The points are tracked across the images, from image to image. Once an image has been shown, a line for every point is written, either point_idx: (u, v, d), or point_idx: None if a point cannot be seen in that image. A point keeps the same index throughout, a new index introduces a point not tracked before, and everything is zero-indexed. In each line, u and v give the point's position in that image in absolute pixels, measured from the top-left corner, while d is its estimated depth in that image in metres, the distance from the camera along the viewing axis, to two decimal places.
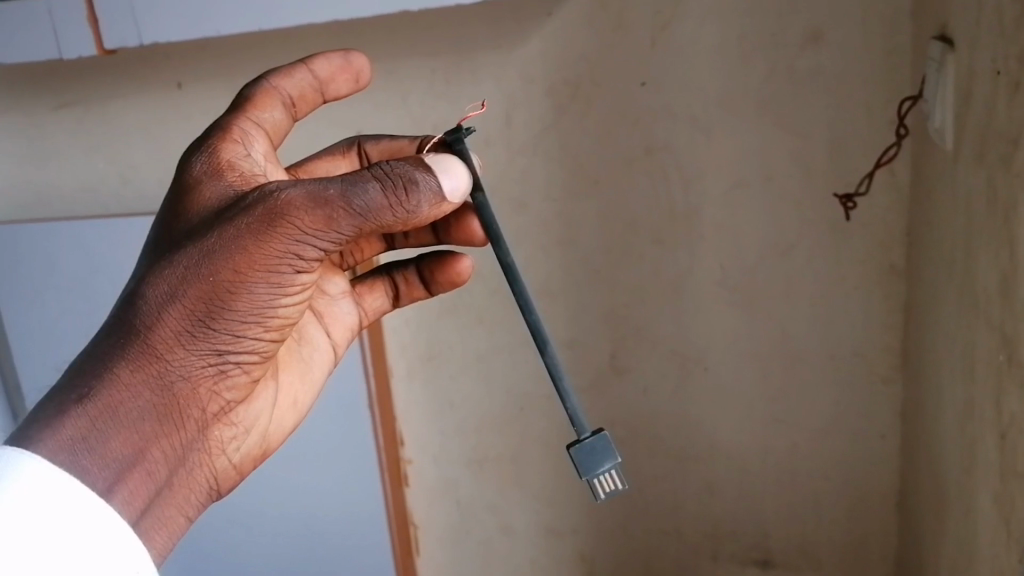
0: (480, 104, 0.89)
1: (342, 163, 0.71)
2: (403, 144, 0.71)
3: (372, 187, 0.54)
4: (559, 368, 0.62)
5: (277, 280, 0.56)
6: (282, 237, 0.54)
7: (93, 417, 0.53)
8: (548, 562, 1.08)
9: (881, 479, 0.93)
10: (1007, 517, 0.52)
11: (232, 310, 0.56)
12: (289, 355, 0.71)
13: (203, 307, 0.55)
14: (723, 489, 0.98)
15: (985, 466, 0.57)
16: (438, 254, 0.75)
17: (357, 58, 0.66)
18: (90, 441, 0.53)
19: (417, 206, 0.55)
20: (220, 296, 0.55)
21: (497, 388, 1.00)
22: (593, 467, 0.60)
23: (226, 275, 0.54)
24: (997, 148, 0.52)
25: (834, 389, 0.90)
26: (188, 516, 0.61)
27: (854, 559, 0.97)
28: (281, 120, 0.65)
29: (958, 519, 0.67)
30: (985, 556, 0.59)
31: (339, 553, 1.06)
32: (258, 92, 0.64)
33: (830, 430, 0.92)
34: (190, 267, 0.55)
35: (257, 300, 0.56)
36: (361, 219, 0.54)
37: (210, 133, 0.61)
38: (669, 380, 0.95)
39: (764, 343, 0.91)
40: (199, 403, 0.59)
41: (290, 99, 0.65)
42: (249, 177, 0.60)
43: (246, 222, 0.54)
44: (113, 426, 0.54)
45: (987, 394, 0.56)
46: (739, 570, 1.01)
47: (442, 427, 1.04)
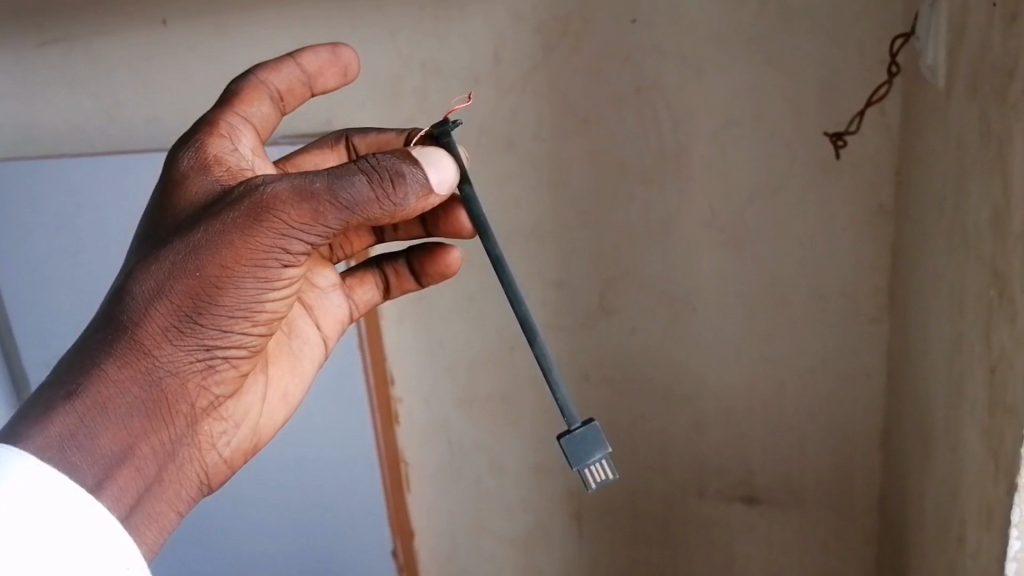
0: (466, 97, 0.90)
1: (330, 155, 0.73)
2: (390, 137, 0.72)
3: (359, 180, 0.54)
4: (550, 361, 0.61)
5: (266, 275, 0.57)
6: (270, 233, 0.55)
7: (82, 411, 0.55)
8: (538, 500, 1.09)
9: (866, 417, 0.94)
10: (996, 449, 0.53)
11: (219, 305, 0.57)
12: (280, 349, 0.71)
13: (190, 303, 0.56)
14: (710, 426, 0.99)
15: (974, 400, 0.58)
16: (428, 246, 0.75)
17: (347, 52, 0.67)
18: (78, 436, 0.55)
19: (405, 197, 0.55)
20: (208, 291, 0.56)
21: (488, 328, 1.01)
22: (583, 458, 0.61)
23: (212, 270, 0.56)
24: (993, 77, 0.51)
25: (820, 329, 0.91)
26: (181, 510, 0.63)
27: (839, 495, 0.98)
28: (269, 114, 0.66)
29: (944, 454, 0.68)
30: (972, 488, 0.60)
31: (336, 486, 1.08)
32: (246, 87, 0.65)
33: (818, 370, 0.93)
34: (177, 263, 0.56)
35: (246, 296, 0.58)
36: (348, 212, 0.55)
37: (198, 129, 0.63)
38: (658, 320, 0.95)
39: (753, 283, 0.91)
40: (188, 397, 0.60)
41: (279, 94, 0.66)
42: (236, 171, 0.61)
43: (233, 218, 0.55)
44: (101, 421, 0.56)
45: (978, 328, 0.56)
46: (724, 507, 1.03)
47: (433, 366, 1.04)
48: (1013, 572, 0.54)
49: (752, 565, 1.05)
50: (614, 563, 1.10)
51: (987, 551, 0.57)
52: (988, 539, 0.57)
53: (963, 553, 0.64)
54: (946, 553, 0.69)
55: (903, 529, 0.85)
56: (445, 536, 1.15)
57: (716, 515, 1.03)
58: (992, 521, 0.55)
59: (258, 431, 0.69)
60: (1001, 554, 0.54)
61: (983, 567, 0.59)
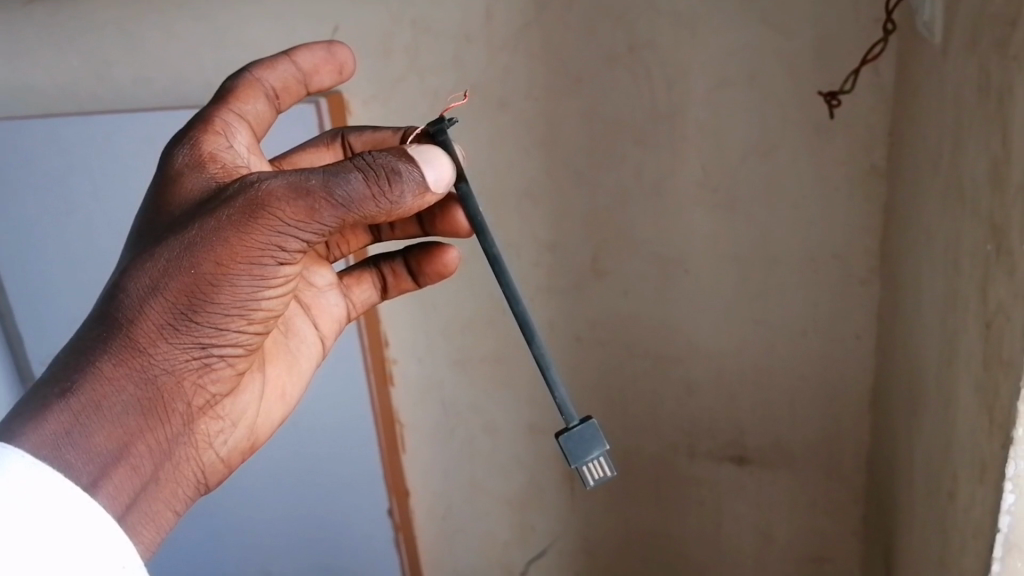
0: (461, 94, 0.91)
1: (326, 154, 0.75)
2: (386, 135, 0.74)
3: (354, 178, 0.56)
4: (549, 359, 0.63)
5: (261, 273, 0.58)
6: (264, 231, 0.56)
7: (78, 408, 0.56)
8: (530, 458, 1.10)
9: (855, 379, 0.94)
10: (991, 404, 0.54)
11: (215, 302, 0.58)
12: (276, 347, 0.72)
13: (185, 300, 0.57)
14: (701, 386, 0.99)
15: (968, 356, 0.59)
16: (424, 245, 0.77)
17: (342, 52, 0.70)
18: (75, 433, 0.55)
19: (401, 195, 0.56)
20: (203, 288, 0.57)
21: (482, 289, 1.00)
22: (582, 455, 0.63)
23: (208, 267, 0.57)
24: (993, 31, 0.51)
25: (810, 289, 0.91)
26: (177, 509, 0.64)
27: (828, 454, 0.99)
28: (264, 111, 0.68)
29: (935, 410, 0.69)
30: (965, 443, 0.61)
31: (331, 443, 1.09)
32: (242, 84, 0.67)
33: (808, 332, 0.93)
34: (171, 262, 0.57)
35: (240, 294, 0.58)
36: (342, 211, 0.56)
37: (193, 126, 0.64)
38: (651, 282, 0.95)
39: (745, 245, 0.91)
40: (184, 394, 0.61)
41: (273, 90, 0.68)
42: (231, 168, 0.62)
43: (228, 216, 0.56)
44: (98, 417, 0.56)
45: (973, 284, 0.56)
46: (714, 467, 1.04)
47: (427, 327, 1.04)
48: (1007, 525, 0.55)
49: (741, 524, 1.06)
50: (604, 521, 1.11)
51: (981, 503, 0.58)
52: (981, 492, 0.58)
53: (953, 507, 0.65)
54: (935, 508, 0.70)
55: (891, 488, 0.86)
56: (438, 494, 1.16)
57: (706, 474, 1.04)
58: (986, 473, 0.56)
59: (254, 430, 0.70)
60: (995, 507, 0.55)
61: (975, 519, 0.60)
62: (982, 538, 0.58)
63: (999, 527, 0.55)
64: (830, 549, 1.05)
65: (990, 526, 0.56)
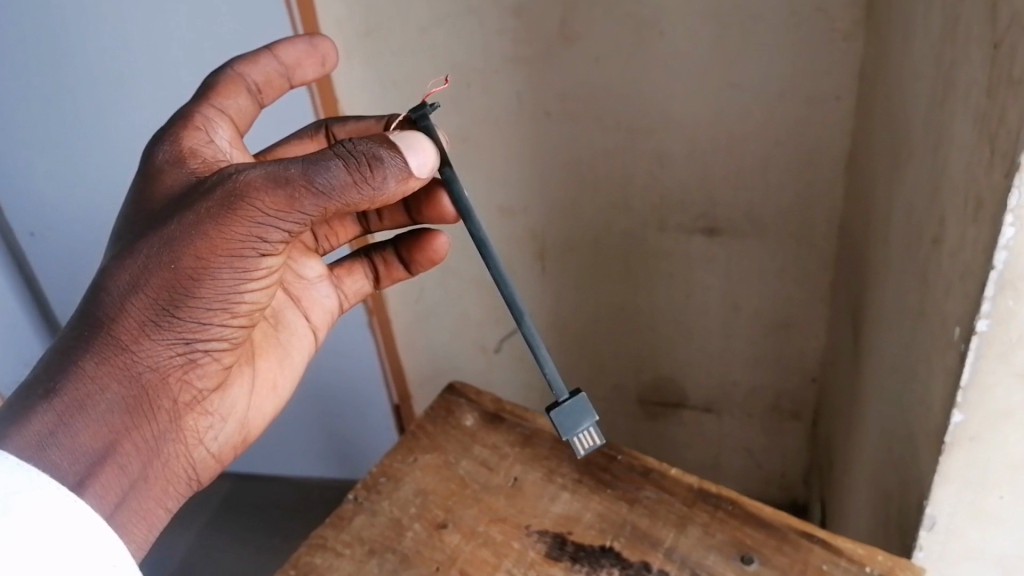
0: (443, 80, 0.95)
1: (310, 145, 0.74)
2: (369, 124, 0.72)
3: (335, 165, 0.54)
4: (537, 340, 0.61)
5: (239, 266, 0.57)
6: (242, 222, 0.55)
7: (62, 403, 0.54)
8: (503, 240, 1.08)
9: (829, 141, 0.91)
10: (993, 133, 0.52)
11: (198, 297, 0.57)
12: (266, 341, 0.72)
13: (166, 296, 0.56)
14: (674, 160, 0.96)
15: (972, 92, 0.56)
16: (413, 234, 0.77)
17: (324, 45, 0.69)
18: (61, 431, 0.53)
19: (384, 181, 0.54)
20: (183, 284, 0.56)
21: (443, 63, 0.95)
22: (571, 428, 0.64)
23: (189, 261, 0.55)
24: None
25: (789, 50, 0.85)
26: (168, 507, 0.62)
27: (800, 221, 0.97)
28: (247, 107, 0.67)
29: (922, 160, 0.67)
30: (958, 182, 0.59)
31: None
32: (223, 80, 0.66)
33: (785, 95, 0.88)
34: (148, 260, 0.55)
35: (220, 287, 0.57)
36: (320, 202, 0.54)
37: (174, 122, 0.63)
38: (624, 46, 0.88)
39: (722, 3, 0.83)
40: (166, 389, 0.60)
41: (257, 86, 0.67)
42: (212, 162, 0.61)
43: (205, 207, 0.55)
44: (83, 414, 0.55)
45: (987, 6, 0.52)
46: (684, 240, 1.02)
47: (386, 107, 1.00)
48: (1002, 262, 0.54)
49: (709, 297, 1.06)
50: (574, 297, 1.12)
51: (975, 241, 0.57)
52: (975, 232, 0.57)
53: (937, 254, 0.64)
54: (916, 259, 0.69)
55: (861, 250, 0.85)
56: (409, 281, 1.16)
57: (675, 247, 1.03)
58: (985, 209, 0.55)
59: (245, 424, 0.69)
60: (991, 244, 0.54)
61: (964, 259, 0.59)
62: (971, 279, 0.58)
63: (993, 266, 0.54)
64: (799, 316, 1.06)
65: (983, 265, 0.55)
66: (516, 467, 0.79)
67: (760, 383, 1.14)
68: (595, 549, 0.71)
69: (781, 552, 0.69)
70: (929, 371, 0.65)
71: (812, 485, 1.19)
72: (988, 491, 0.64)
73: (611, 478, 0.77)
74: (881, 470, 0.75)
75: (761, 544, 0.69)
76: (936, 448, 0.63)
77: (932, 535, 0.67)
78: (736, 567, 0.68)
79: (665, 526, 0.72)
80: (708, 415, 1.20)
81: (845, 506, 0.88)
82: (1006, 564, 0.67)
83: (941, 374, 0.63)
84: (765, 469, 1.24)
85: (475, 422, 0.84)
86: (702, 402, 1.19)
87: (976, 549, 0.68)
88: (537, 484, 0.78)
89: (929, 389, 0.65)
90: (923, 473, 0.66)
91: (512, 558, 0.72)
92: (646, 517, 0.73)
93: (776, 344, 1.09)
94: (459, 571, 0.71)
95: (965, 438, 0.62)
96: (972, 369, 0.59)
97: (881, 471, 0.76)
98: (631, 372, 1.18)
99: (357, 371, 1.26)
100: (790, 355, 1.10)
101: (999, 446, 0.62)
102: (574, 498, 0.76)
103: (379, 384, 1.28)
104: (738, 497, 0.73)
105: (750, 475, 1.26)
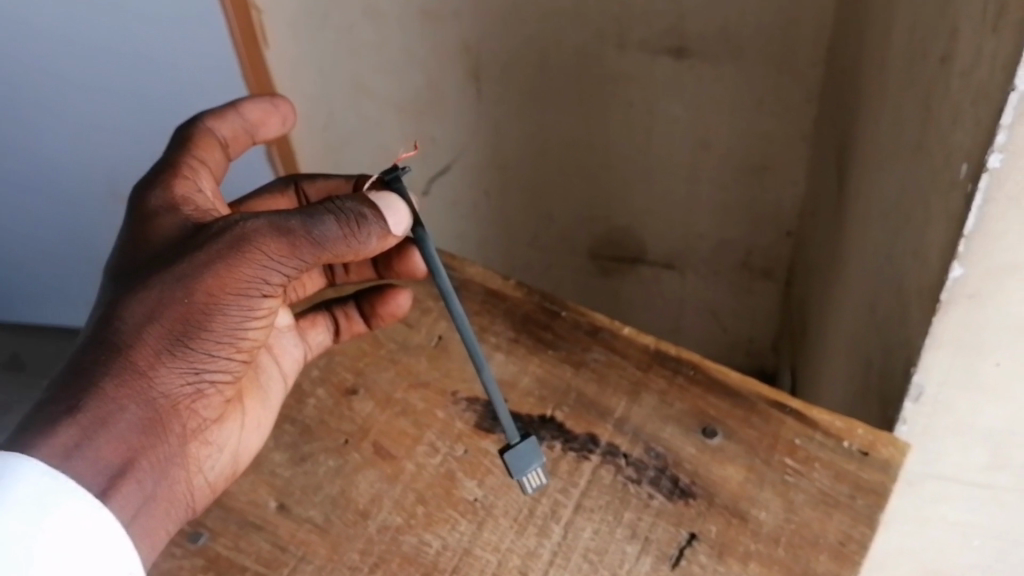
0: (412, 144, 1.04)
1: (280, 202, 0.67)
2: (339, 184, 0.67)
3: (327, 219, 0.52)
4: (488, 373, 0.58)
5: (246, 304, 0.53)
6: (251, 264, 0.51)
7: (86, 415, 0.49)
8: (420, 47, 0.93)
9: None
10: None
11: (209, 330, 0.53)
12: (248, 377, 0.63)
13: (179, 327, 0.52)
14: None
15: None
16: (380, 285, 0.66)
17: (285, 106, 0.64)
18: (86, 443, 0.49)
19: (368, 238, 0.52)
20: (195, 316, 0.52)
21: None
22: (522, 467, 0.57)
23: (199, 297, 0.51)
24: None
25: None
26: (171, 528, 0.55)
27: (783, 38, 0.84)
28: (219, 164, 0.60)
29: None
30: None
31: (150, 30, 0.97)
32: (193, 133, 0.60)
33: None
34: (160, 291, 0.51)
35: (227, 322, 0.53)
36: (320, 253, 0.52)
37: (154, 173, 0.57)
38: None
39: None
40: (178, 418, 0.54)
41: (224, 142, 0.61)
42: (204, 211, 0.56)
43: (213, 249, 0.51)
44: (106, 427, 0.50)
45: None
46: (647, 62, 0.89)
47: None
48: None
49: (675, 131, 0.94)
50: (510, 126, 0.99)
51: (995, 58, 0.45)
52: (993, 42, 0.45)
53: (945, 75, 0.52)
54: (918, 82, 0.57)
55: (852, 76, 0.73)
56: (321, 80, 0.99)
57: (636, 69, 0.89)
58: (1011, 17, 0.42)
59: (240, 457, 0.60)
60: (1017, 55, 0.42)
61: (979, 80, 0.47)
62: (985, 103, 0.46)
63: (1017, 84, 0.43)
64: (776, 157, 0.95)
65: (1002, 85, 0.44)
66: (439, 324, 0.68)
67: (731, 236, 1.05)
68: (534, 420, 0.62)
69: (747, 425, 0.60)
70: (927, 216, 0.55)
71: (784, 350, 1.12)
72: (984, 358, 0.55)
73: (552, 337, 0.66)
74: (863, 332, 0.67)
75: (726, 416, 0.60)
76: (930, 305, 0.54)
77: (918, 408, 0.59)
78: (696, 441, 0.59)
79: (615, 394, 0.62)
80: (669, 271, 1.11)
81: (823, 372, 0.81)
82: (996, 440, 0.60)
83: (939, 222, 0.53)
84: (731, 334, 1.18)
85: None
86: (663, 257, 1.09)
87: (969, 424, 0.60)
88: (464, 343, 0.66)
89: (925, 239, 0.55)
90: (913, 337, 0.57)
91: (435, 429, 0.62)
92: (593, 383, 0.63)
93: (748, 191, 0.99)
94: (371, 444, 0.61)
95: (963, 296, 0.52)
96: (978, 215, 0.48)
97: (863, 334, 0.67)
98: (581, 219, 1.08)
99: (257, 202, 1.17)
100: (765, 205, 1.00)
101: (1006, 308, 0.52)
102: (509, 360, 0.65)
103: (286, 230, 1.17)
104: (701, 361, 0.63)
105: (715, 338, 1.20)
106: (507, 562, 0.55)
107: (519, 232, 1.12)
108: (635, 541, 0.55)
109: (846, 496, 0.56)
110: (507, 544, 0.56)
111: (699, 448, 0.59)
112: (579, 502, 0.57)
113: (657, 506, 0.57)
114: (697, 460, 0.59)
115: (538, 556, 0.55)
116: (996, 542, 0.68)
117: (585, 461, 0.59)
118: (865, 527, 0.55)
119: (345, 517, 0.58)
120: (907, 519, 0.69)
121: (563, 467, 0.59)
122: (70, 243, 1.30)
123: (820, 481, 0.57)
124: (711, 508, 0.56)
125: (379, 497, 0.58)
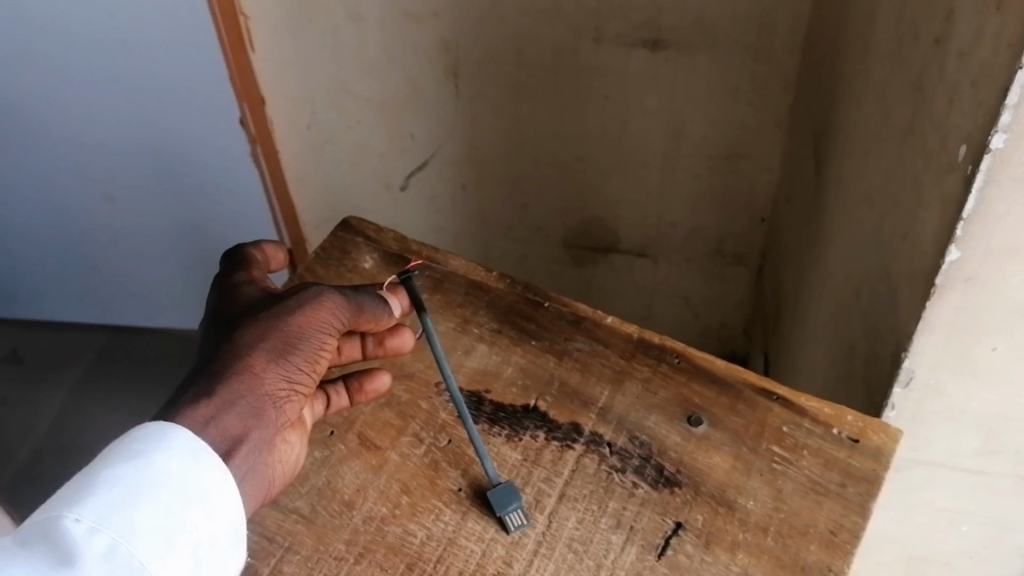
0: None
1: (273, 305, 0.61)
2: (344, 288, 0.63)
3: (364, 296, 0.55)
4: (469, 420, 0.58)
5: (327, 354, 0.53)
6: (330, 313, 0.53)
7: (216, 398, 0.47)
8: (407, 47, 0.92)
9: None
10: None
11: (300, 357, 0.51)
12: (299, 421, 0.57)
13: (279, 347, 0.50)
14: None
15: None
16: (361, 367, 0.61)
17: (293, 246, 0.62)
18: (216, 421, 0.47)
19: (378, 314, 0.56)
20: (291, 341, 0.51)
21: None
22: (503, 504, 0.55)
23: (293, 326, 0.51)
24: None
25: None
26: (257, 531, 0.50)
27: (761, 27, 0.84)
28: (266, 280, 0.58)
29: None
30: None
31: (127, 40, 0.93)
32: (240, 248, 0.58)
33: None
34: (263, 319, 0.51)
35: (315, 359, 0.52)
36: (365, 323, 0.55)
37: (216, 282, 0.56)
38: None
39: None
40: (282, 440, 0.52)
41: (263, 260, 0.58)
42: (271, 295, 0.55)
43: (298, 297, 0.52)
44: (231, 412, 0.48)
45: None
46: (624, 54, 0.88)
47: None
48: None
49: (649, 122, 0.94)
50: (495, 121, 0.98)
51: (997, 35, 0.44)
52: (997, 21, 0.44)
53: (939, 56, 0.52)
54: (907, 64, 0.57)
55: (833, 60, 0.73)
56: (305, 80, 0.98)
57: (613, 61, 0.89)
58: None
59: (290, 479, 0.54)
60: None
61: (980, 61, 0.46)
62: (988, 83, 0.46)
63: None
64: (754, 147, 0.95)
65: (1008, 66, 0.43)
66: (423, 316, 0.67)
67: (702, 224, 1.05)
68: (517, 409, 0.61)
69: (733, 412, 0.60)
70: (919, 200, 0.55)
71: (755, 335, 1.13)
72: (979, 342, 0.55)
73: (535, 328, 0.66)
74: (847, 317, 0.67)
75: (711, 403, 0.60)
76: (924, 291, 0.53)
77: (907, 393, 0.59)
78: (680, 429, 0.59)
79: (599, 383, 0.62)
80: (642, 260, 1.11)
81: (804, 357, 0.81)
82: (988, 424, 0.60)
83: (935, 205, 0.52)
84: (703, 321, 1.18)
85: (376, 265, 0.70)
86: (636, 247, 1.09)
87: (955, 409, 0.59)
88: (449, 335, 0.66)
89: (917, 221, 0.55)
90: (903, 321, 0.56)
91: (420, 420, 0.61)
92: (577, 373, 0.62)
93: (721, 180, 0.99)
94: (357, 435, 0.60)
95: (960, 280, 0.51)
96: (980, 197, 0.48)
97: (850, 319, 0.67)
98: (556, 212, 1.07)
99: (237, 210, 1.14)
100: (738, 193, 1.00)
101: (998, 290, 0.52)
102: (492, 351, 0.64)
103: (266, 224, 1.16)
104: (685, 350, 0.64)
105: (686, 325, 1.19)
106: (491, 552, 0.54)
107: (493, 225, 1.11)
108: (620, 530, 0.54)
109: (836, 484, 0.56)
110: (491, 533, 0.55)
111: (683, 436, 0.59)
112: (563, 491, 0.56)
113: (641, 496, 0.56)
114: (682, 448, 0.58)
115: (523, 546, 0.54)
116: (986, 528, 0.68)
117: (568, 450, 0.58)
118: (857, 516, 0.54)
119: (331, 508, 0.56)
120: (895, 506, 0.69)
121: (548, 457, 0.58)
122: (38, 253, 1.24)
123: (808, 469, 0.56)
124: (697, 497, 0.56)
125: (365, 488, 0.57)
